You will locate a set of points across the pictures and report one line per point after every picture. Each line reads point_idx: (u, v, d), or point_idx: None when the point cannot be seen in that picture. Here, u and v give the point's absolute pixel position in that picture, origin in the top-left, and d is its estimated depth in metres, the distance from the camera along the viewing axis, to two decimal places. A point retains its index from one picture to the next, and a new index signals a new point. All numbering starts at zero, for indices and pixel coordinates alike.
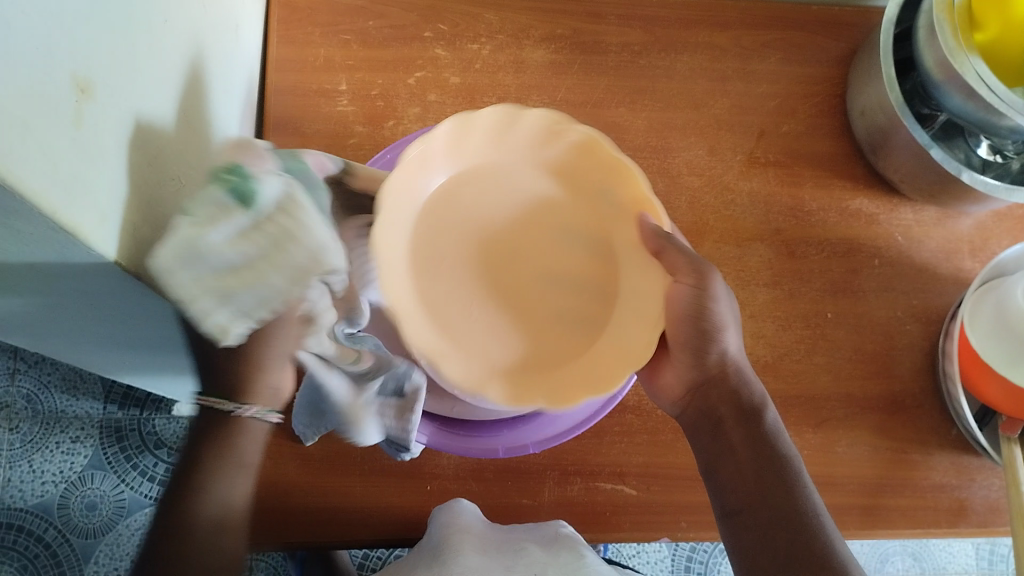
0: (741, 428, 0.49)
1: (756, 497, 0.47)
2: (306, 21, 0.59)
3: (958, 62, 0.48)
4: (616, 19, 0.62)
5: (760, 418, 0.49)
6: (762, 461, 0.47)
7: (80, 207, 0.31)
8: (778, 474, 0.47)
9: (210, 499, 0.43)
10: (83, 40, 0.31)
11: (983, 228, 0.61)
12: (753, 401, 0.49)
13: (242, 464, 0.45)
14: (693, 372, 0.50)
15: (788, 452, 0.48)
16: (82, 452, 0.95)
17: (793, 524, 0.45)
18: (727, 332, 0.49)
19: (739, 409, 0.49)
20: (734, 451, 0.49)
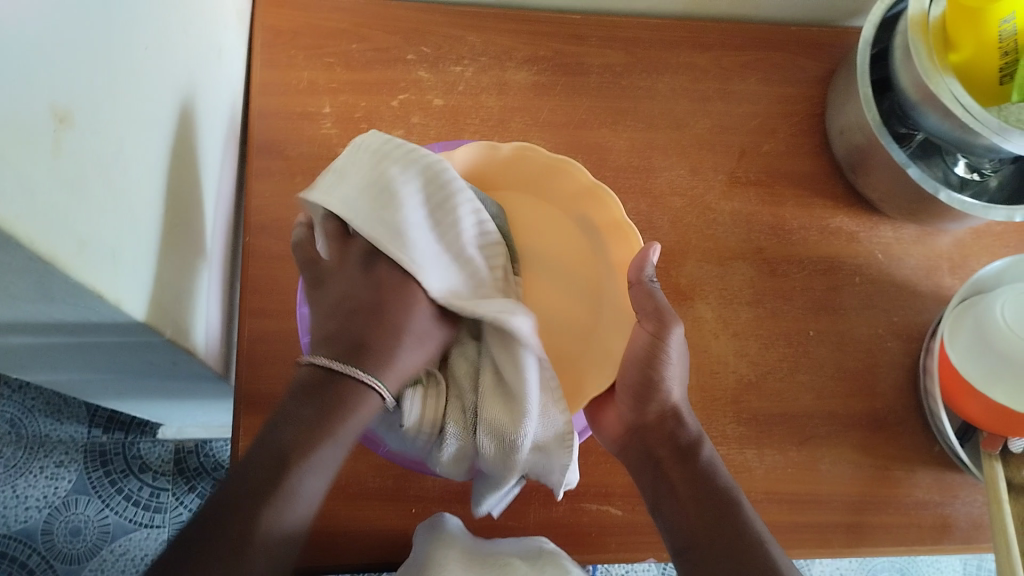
0: (682, 468, 0.48)
1: (695, 523, 0.46)
2: (290, 45, 0.60)
3: (934, 83, 0.48)
4: (598, 42, 0.63)
5: (701, 456, 0.49)
6: (707, 490, 0.47)
7: (57, 236, 0.30)
8: (729, 505, 0.47)
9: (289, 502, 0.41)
10: (62, 71, 0.31)
11: (962, 245, 0.62)
12: (690, 437, 0.50)
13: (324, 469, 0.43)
14: (630, 416, 0.51)
15: (729, 483, 0.48)
16: (66, 477, 0.94)
17: (739, 554, 0.44)
18: (675, 387, 0.50)
19: (678, 452, 0.49)
20: (672, 485, 0.48)
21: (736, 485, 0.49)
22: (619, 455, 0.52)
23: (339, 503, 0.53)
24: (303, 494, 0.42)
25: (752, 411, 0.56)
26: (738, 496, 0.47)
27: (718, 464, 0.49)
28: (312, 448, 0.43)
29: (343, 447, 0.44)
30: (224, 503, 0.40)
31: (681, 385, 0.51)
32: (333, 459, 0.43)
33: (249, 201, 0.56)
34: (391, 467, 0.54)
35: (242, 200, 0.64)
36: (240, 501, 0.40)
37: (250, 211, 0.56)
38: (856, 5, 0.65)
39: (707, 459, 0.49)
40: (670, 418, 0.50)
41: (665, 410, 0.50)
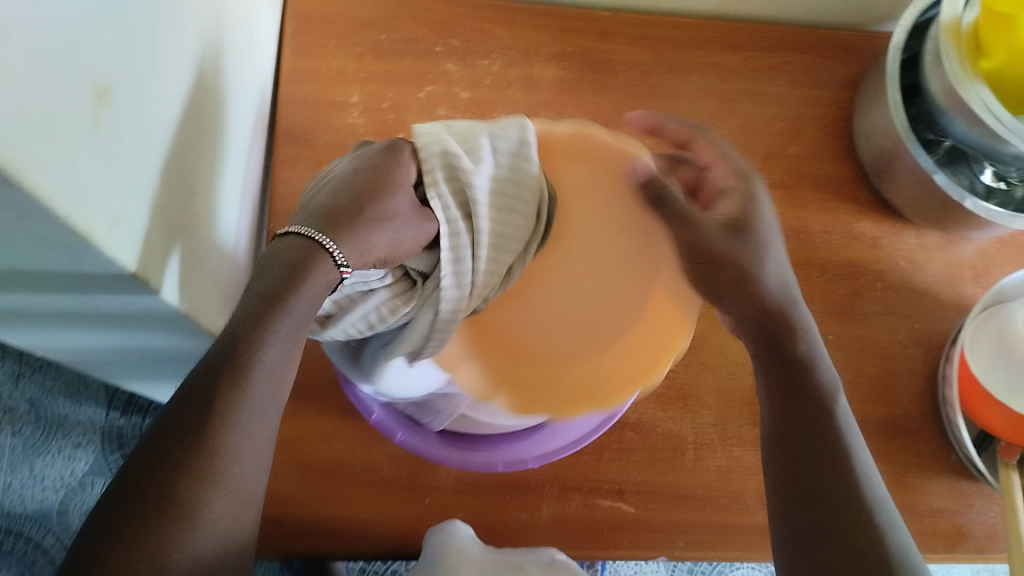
0: (771, 359, 0.45)
1: (785, 402, 0.44)
2: (320, 33, 0.60)
3: (964, 90, 0.48)
4: (626, 39, 0.63)
5: (802, 344, 0.45)
6: (798, 379, 0.44)
7: (93, 212, 0.31)
8: (816, 396, 0.43)
9: (223, 479, 0.32)
10: (104, 50, 0.31)
11: (986, 254, 0.61)
12: (795, 329, 0.46)
13: (260, 439, 0.34)
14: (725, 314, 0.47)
15: (829, 383, 0.44)
16: (83, 459, 0.97)
17: (825, 448, 0.41)
18: (763, 266, 0.46)
19: (769, 345, 0.46)
20: (767, 382, 0.45)
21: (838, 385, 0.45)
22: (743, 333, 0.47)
23: (355, 489, 0.53)
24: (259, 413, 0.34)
25: None
26: (840, 400, 0.44)
27: (824, 363, 0.45)
28: (234, 400, 0.32)
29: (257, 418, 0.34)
30: (165, 440, 0.31)
31: (778, 273, 0.47)
32: (285, 370, 0.35)
33: (276, 187, 0.57)
34: (406, 455, 0.55)
35: (267, 187, 0.65)
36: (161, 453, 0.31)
37: (275, 197, 0.57)
38: (886, 10, 0.65)
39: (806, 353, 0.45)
40: (759, 303, 0.46)
41: (751, 297, 0.46)
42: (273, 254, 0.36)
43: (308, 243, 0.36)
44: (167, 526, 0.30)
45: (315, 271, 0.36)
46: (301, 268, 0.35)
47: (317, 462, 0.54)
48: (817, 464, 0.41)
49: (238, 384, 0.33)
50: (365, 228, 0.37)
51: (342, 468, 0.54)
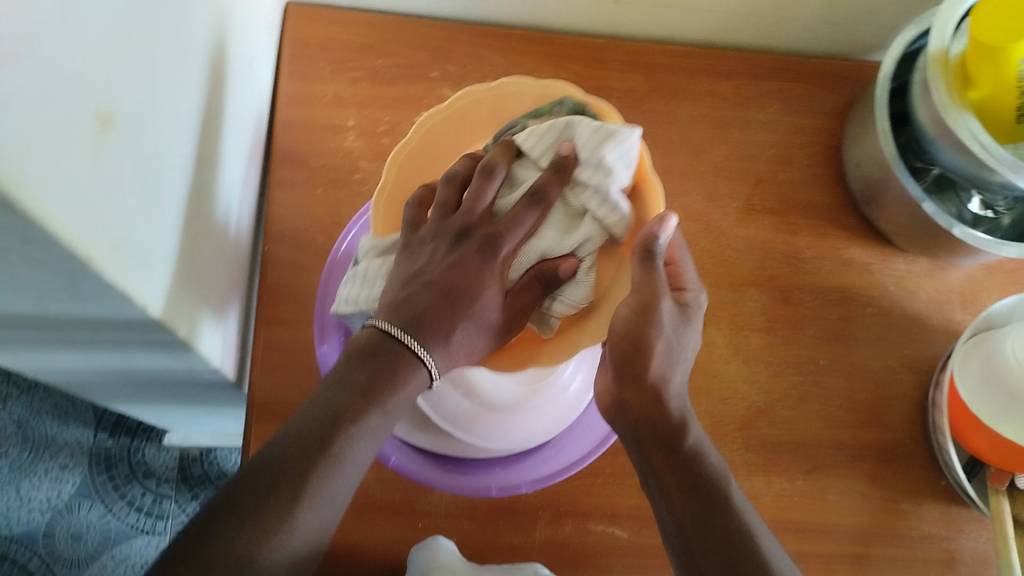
0: (665, 457, 0.45)
1: (681, 492, 0.44)
2: (317, 58, 0.61)
3: (951, 118, 0.49)
4: (619, 67, 0.64)
5: (691, 439, 0.45)
6: (698, 479, 0.44)
7: (96, 238, 0.31)
8: (717, 503, 0.43)
9: (313, 502, 0.36)
10: (107, 77, 0.32)
11: (974, 280, 0.62)
12: (689, 427, 0.46)
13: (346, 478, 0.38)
14: (614, 389, 0.48)
15: (720, 471, 0.45)
16: (69, 480, 0.95)
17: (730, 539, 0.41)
18: (671, 374, 0.46)
19: (663, 442, 0.45)
20: (661, 479, 0.45)
21: (726, 472, 0.45)
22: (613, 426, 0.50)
23: (349, 512, 0.53)
24: (353, 463, 0.39)
25: (761, 437, 0.56)
26: (732, 490, 0.44)
27: (710, 452, 0.46)
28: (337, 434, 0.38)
29: (377, 434, 0.40)
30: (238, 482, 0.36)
31: (680, 370, 0.47)
32: (395, 419, 0.41)
33: (272, 210, 0.57)
34: (399, 479, 0.54)
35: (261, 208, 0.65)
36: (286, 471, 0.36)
37: (272, 220, 0.57)
38: (875, 40, 0.66)
39: (694, 442, 0.45)
40: (654, 403, 0.46)
41: (649, 394, 0.46)
42: (356, 350, 0.42)
43: (399, 350, 0.42)
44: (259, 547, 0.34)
45: (413, 378, 0.42)
46: (395, 372, 0.41)
47: None
48: (723, 552, 0.41)
49: (346, 432, 0.38)
50: (468, 333, 0.43)
51: None
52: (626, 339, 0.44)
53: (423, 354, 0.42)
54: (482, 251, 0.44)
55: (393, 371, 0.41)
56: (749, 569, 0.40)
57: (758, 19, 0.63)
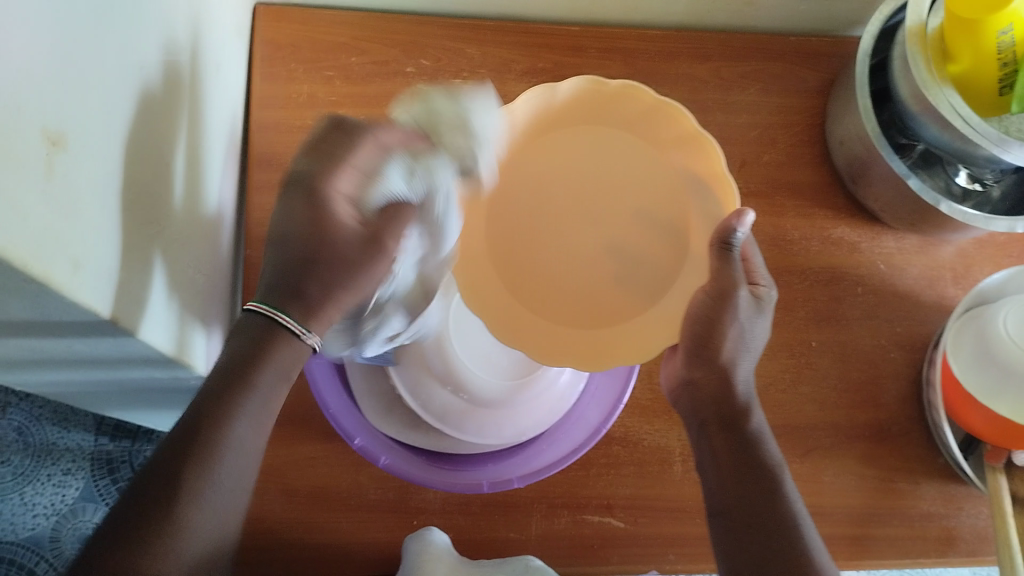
0: (726, 437, 0.45)
1: (734, 472, 0.44)
2: (289, 58, 0.60)
3: (932, 94, 0.48)
4: (597, 53, 0.63)
5: (751, 424, 0.45)
6: (750, 461, 0.44)
7: (53, 260, 0.30)
8: (764, 486, 0.43)
9: (192, 506, 0.34)
10: (57, 96, 0.31)
11: (965, 255, 0.61)
12: (752, 413, 0.46)
13: (236, 455, 0.36)
14: (684, 370, 0.48)
15: (777, 458, 0.44)
16: (73, 485, 0.94)
17: (774, 522, 0.42)
18: (739, 359, 0.46)
19: (724, 421, 0.46)
20: (716, 457, 0.45)
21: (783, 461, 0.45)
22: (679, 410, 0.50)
23: (342, 515, 0.53)
24: (239, 451, 0.36)
25: None
26: (786, 478, 0.44)
27: (768, 438, 0.45)
28: (217, 426, 0.35)
29: (257, 416, 0.37)
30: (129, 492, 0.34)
31: (750, 357, 0.47)
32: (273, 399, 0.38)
33: (251, 214, 0.56)
34: (391, 480, 0.54)
35: (241, 212, 0.64)
36: (149, 489, 0.34)
37: (251, 225, 0.56)
38: (856, 14, 0.65)
39: (755, 429, 0.45)
40: (725, 385, 0.46)
41: (717, 376, 0.46)
42: (234, 334, 0.38)
43: (267, 324, 0.37)
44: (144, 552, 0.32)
45: (291, 352, 0.38)
46: (268, 346, 0.37)
47: (302, 490, 0.53)
48: (763, 536, 0.41)
49: (233, 408, 0.36)
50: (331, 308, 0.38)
51: (329, 496, 0.53)
52: (701, 321, 0.45)
53: (305, 334, 0.37)
54: (362, 221, 0.40)
55: (269, 344, 0.37)
56: (786, 555, 0.40)
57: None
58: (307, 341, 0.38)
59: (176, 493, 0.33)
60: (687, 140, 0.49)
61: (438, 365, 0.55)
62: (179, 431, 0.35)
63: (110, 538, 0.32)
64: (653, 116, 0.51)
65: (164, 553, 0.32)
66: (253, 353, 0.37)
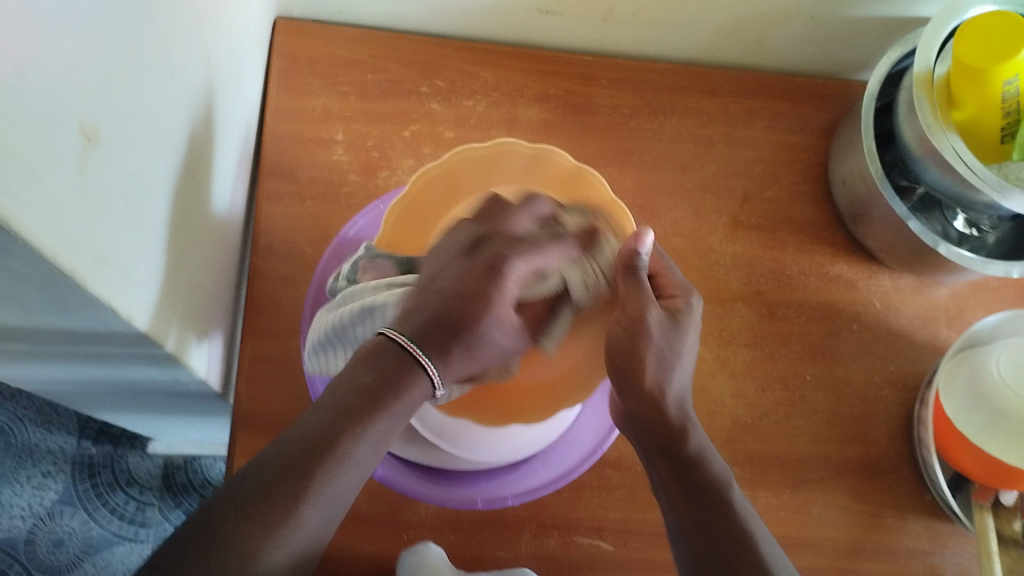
0: (668, 463, 0.46)
1: (681, 489, 0.44)
2: (306, 72, 0.61)
3: (936, 138, 0.49)
4: (608, 83, 0.64)
5: (693, 440, 0.46)
6: (696, 476, 0.45)
7: (80, 250, 0.31)
8: (717, 500, 0.44)
9: (290, 524, 0.34)
10: (93, 92, 0.32)
11: (959, 298, 0.63)
12: (690, 430, 0.46)
13: (352, 465, 0.37)
14: (618, 400, 0.48)
15: (725, 474, 0.45)
16: (52, 488, 0.93)
17: (727, 532, 0.42)
18: (670, 377, 0.47)
19: (662, 446, 0.46)
20: (664, 483, 0.46)
21: (732, 477, 0.46)
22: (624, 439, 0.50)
23: (335, 526, 0.53)
24: (353, 468, 0.37)
25: (747, 452, 0.56)
26: (735, 493, 0.44)
27: (715, 457, 0.46)
28: (339, 437, 0.37)
29: (378, 438, 0.38)
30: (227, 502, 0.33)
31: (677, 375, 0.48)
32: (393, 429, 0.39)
33: (261, 222, 0.57)
34: (386, 492, 0.54)
35: (249, 220, 0.65)
36: (251, 498, 0.34)
37: (259, 233, 0.57)
38: (861, 59, 0.67)
39: (697, 442, 0.46)
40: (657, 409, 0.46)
41: (650, 398, 0.46)
42: (363, 356, 0.41)
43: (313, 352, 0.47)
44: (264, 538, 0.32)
45: (416, 387, 0.40)
46: (397, 382, 0.40)
47: None
48: (723, 549, 0.41)
49: (352, 431, 0.37)
50: (460, 359, 0.42)
51: None
52: (625, 343, 0.46)
53: (421, 358, 0.40)
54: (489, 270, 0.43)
55: (392, 384, 0.39)
56: (748, 553, 0.41)
57: (745, 37, 0.64)
58: (424, 366, 0.40)
59: (285, 500, 0.34)
60: (567, 177, 0.54)
61: None
62: (298, 438, 0.36)
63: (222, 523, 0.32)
64: (547, 174, 0.55)
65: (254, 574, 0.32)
66: (386, 382, 0.39)
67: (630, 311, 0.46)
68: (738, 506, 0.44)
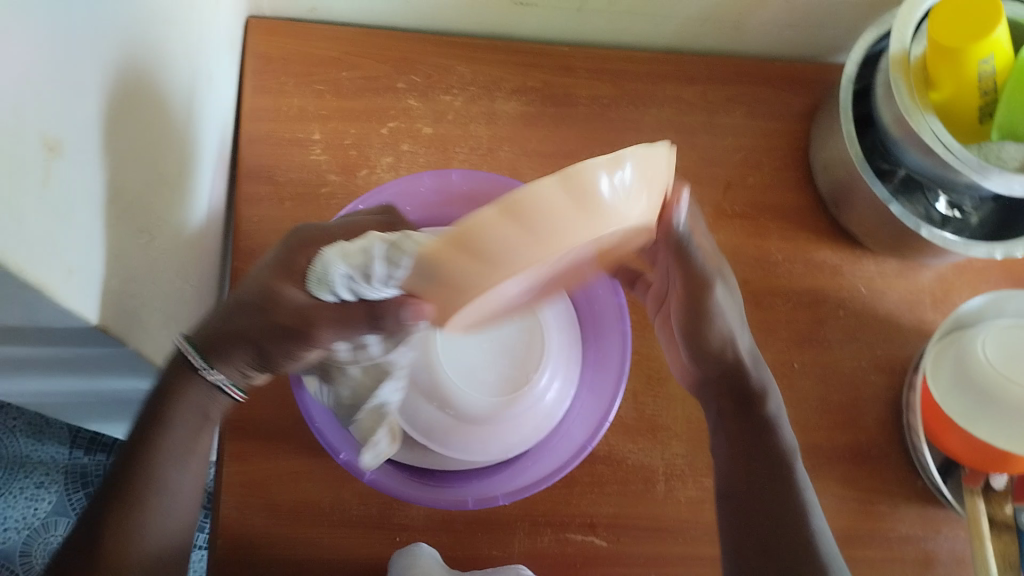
0: (739, 416, 0.50)
1: (749, 446, 0.48)
2: (280, 71, 0.60)
3: (915, 121, 0.49)
4: (586, 74, 0.64)
5: (770, 406, 0.49)
6: (764, 440, 0.48)
7: (46, 263, 0.31)
8: (776, 462, 0.47)
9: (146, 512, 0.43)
10: (56, 102, 0.31)
11: (945, 279, 0.62)
12: (767, 395, 0.50)
13: (173, 463, 0.45)
14: (694, 358, 0.52)
15: (789, 443, 0.48)
16: (45, 498, 0.92)
17: (784, 502, 0.45)
18: (739, 341, 0.50)
19: (739, 401, 0.50)
20: (730, 437, 0.49)
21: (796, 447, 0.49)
22: (693, 387, 0.53)
23: (324, 531, 0.52)
24: (171, 491, 0.45)
25: None
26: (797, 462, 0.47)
27: (783, 422, 0.49)
28: (146, 458, 0.44)
29: (189, 466, 0.46)
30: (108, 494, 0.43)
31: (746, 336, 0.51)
32: (187, 457, 0.46)
33: (239, 225, 0.56)
34: (375, 494, 0.54)
35: (229, 223, 0.64)
36: (113, 500, 0.43)
37: (237, 236, 0.56)
38: (839, 42, 0.66)
39: (772, 407, 0.49)
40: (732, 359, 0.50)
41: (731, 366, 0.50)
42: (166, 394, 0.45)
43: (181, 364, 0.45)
44: (122, 514, 0.42)
45: (195, 391, 0.45)
46: (175, 397, 0.45)
47: (285, 503, 0.53)
48: (775, 513, 0.45)
49: (154, 448, 0.44)
50: (232, 358, 0.45)
51: (310, 511, 0.53)
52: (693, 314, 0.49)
53: (201, 366, 0.45)
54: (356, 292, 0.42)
55: (179, 400, 0.45)
56: (796, 531, 0.44)
57: (723, 23, 0.63)
58: (205, 376, 0.45)
59: (135, 504, 0.43)
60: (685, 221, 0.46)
61: (424, 378, 0.55)
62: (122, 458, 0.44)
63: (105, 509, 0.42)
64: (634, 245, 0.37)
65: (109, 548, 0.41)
66: (180, 397, 0.45)
67: (702, 277, 0.46)
68: (796, 474, 0.47)
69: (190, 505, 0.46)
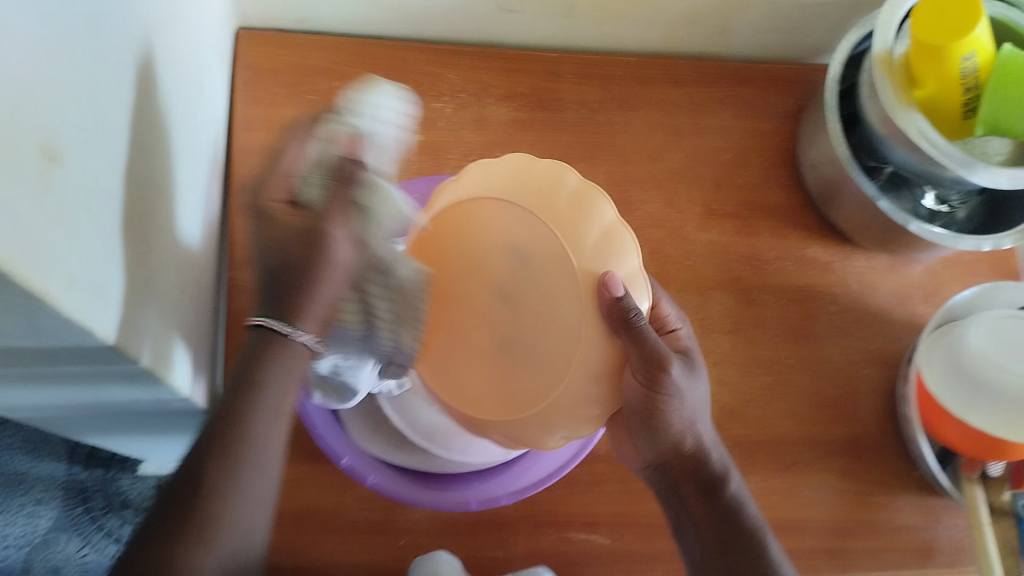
0: (704, 501, 0.49)
1: (717, 531, 0.49)
2: (271, 83, 0.61)
3: (899, 118, 0.50)
4: (574, 78, 0.64)
5: (732, 487, 0.50)
6: (742, 536, 0.48)
7: (49, 273, 0.31)
8: (754, 561, 0.48)
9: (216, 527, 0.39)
10: (53, 113, 0.32)
11: (935, 273, 0.63)
12: (730, 475, 0.50)
13: (263, 454, 0.42)
14: (652, 453, 0.50)
15: (757, 520, 0.49)
16: (44, 515, 0.93)
17: None
18: (699, 424, 0.49)
19: (702, 487, 0.50)
20: (698, 525, 0.49)
21: (763, 522, 0.50)
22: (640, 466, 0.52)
23: (328, 537, 0.53)
24: (259, 471, 0.42)
25: (734, 438, 0.56)
26: (770, 543, 0.49)
27: (746, 495, 0.50)
28: (242, 428, 0.41)
29: (277, 448, 0.43)
30: (160, 516, 0.39)
31: (702, 418, 0.49)
32: (272, 460, 0.43)
33: (234, 235, 0.57)
34: (375, 500, 0.54)
35: (225, 234, 0.65)
36: (173, 510, 0.39)
37: (233, 246, 0.56)
38: (823, 41, 0.67)
39: (735, 485, 0.50)
40: (693, 450, 0.49)
41: (693, 451, 0.49)
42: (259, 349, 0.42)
43: (266, 333, 0.42)
44: (196, 531, 0.39)
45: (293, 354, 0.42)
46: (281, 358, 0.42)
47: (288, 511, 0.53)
48: None
49: (261, 422, 0.42)
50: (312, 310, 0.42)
51: (311, 518, 0.53)
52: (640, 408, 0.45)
53: (288, 332, 0.41)
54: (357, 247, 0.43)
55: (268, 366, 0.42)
56: None
57: (708, 25, 0.64)
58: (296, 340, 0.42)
59: (211, 516, 0.39)
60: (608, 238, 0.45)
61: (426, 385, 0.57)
62: (196, 452, 0.41)
63: (159, 525, 0.39)
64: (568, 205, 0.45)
65: (179, 562, 0.38)
66: (264, 364, 0.42)
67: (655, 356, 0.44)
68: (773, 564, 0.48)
69: (260, 537, 0.42)
